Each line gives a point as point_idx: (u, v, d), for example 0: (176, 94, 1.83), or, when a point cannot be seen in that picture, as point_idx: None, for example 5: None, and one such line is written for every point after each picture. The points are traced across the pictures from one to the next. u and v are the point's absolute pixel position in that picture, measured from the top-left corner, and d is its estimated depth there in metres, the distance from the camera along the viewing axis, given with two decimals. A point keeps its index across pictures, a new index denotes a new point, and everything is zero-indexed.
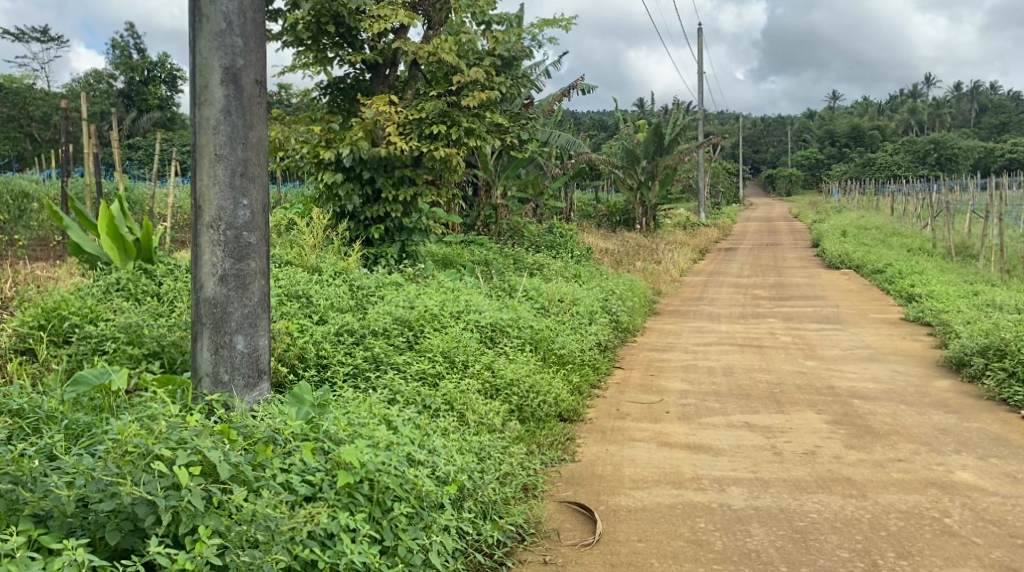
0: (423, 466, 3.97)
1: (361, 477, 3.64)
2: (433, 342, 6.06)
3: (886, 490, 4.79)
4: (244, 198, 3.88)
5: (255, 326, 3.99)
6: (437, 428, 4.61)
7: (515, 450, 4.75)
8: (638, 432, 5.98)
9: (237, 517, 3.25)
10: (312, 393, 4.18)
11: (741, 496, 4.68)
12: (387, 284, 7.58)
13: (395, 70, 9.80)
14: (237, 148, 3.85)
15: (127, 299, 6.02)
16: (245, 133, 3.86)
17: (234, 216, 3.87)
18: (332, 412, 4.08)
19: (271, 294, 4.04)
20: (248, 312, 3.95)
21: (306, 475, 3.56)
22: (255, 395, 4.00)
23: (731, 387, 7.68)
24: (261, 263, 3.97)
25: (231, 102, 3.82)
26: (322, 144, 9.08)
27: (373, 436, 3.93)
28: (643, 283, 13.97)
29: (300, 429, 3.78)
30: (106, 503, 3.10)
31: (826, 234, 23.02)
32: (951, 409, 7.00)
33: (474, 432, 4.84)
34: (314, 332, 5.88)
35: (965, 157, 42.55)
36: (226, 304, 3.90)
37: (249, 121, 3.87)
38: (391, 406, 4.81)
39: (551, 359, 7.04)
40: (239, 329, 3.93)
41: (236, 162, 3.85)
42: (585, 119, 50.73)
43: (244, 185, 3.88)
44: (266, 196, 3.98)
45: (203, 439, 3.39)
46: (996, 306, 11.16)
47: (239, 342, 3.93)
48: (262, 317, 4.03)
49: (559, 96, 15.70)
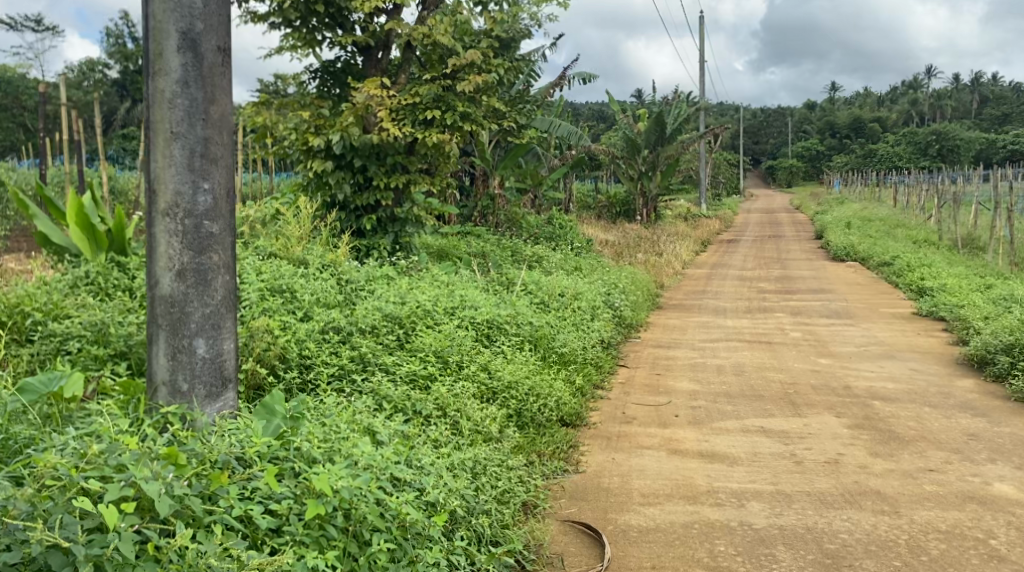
0: (410, 489, 3.56)
1: (335, 506, 3.22)
2: (425, 340, 5.64)
3: (922, 506, 4.39)
4: (204, 181, 3.45)
5: (220, 329, 3.56)
6: (426, 440, 4.20)
7: (513, 463, 4.33)
8: (646, 438, 5.55)
9: (176, 565, 2.84)
10: (286, 402, 3.74)
11: (763, 512, 4.27)
12: (378, 277, 7.16)
13: (388, 53, 9.33)
14: (195, 125, 3.41)
15: (96, 295, 5.56)
16: (205, 107, 3.42)
17: (193, 202, 3.43)
18: (306, 426, 3.66)
19: (238, 290, 3.61)
20: (211, 312, 3.51)
21: (270, 505, 3.17)
22: (218, 406, 3.57)
23: (743, 387, 7.26)
24: (224, 256, 3.53)
25: (190, 71, 3.39)
26: (311, 130, 8.64)
27: (352, 453, 3.53)
28: (646, 276, 13.54)
29: (267, 447, 3.38)
30: (10, 553, 2.69)
31: (830, 226, 22.56)
32: (978, 412, 6.61)
33: (468, 443, 4.43)
34: (297, 329, 5.46)
35: (968, 148, 41.91)
36: (184, 304, 3.47)
37: (210, 94, 3.43)
38: (378, 413, 4.40)
39: (552, 359, 6.62)
40: (199, 332, 3.50)
41: (195, 140, 3.41)
42: (585, 110, 50.33)
43: (204, 167, 3.44)
44: (232, 179, 3.55)
45: (140, 466, 2.98)
46: (1014, 301, 10.76)
47: (200, 346, 3.50)
48: (228, 316, 3.61)
49: (556, 86, 15.24)
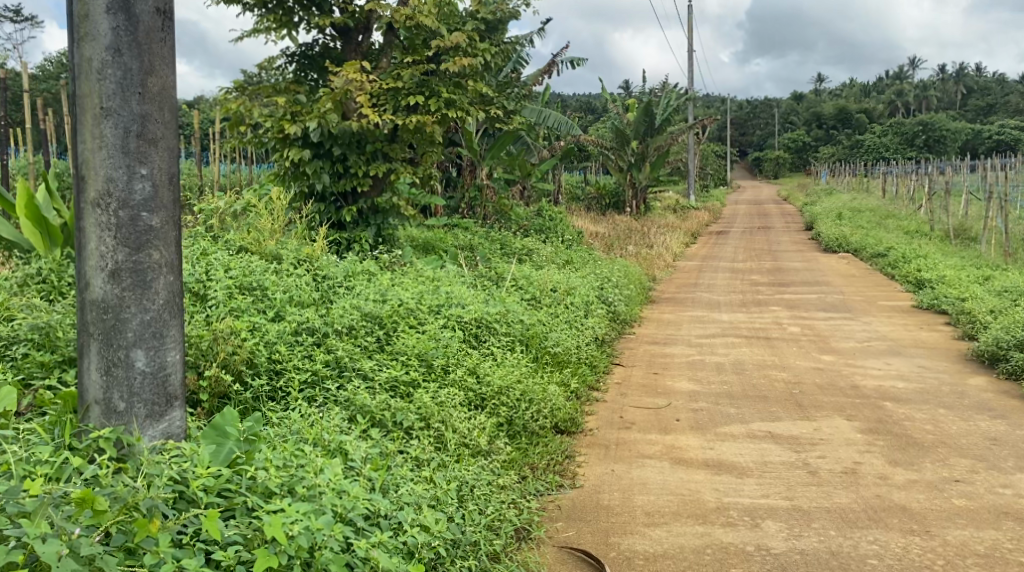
0: (386, 527, 3.19)
1: (291, 557, 2.88)
2: (407, 342, 5.21)
3: (954, 524, 4.01)
4: (141, 166, 3.03)
5: (163, 338, 3.14)
6: (405, 458, 3.79)
7: (503, 484, 3.93)
8: (646, 446, 5.14)
9: None
10: (240, 423, 3.35)
11: (780, 534, 3.88)
12: (357, 273, 6.71)
13: (369, 36, 8.87)
14: (129, 99, 2.99)
15: (48, 295, 5.07)
16: (141, 79, 3.00)
17: (128, 191, 3.01)
18: (262, 454, 3.28)
19: (185, 292, 3.20)
20: (152, 319, 3.10)
21: (213, 555, 2.83)
22: (162, 427, 3.17)
23: (745, 387, 6.85)
24: (167, 254, 3.11)
25: (122, 37, 2.96)
26: (287, 117, 8.17)
27: (317, 485, 3.18)
28: (639, 269, 13.12)
29: (214, 480, 3.04)
30: None
31: (820, 217, 22.19)
32: (997, 413, 6.23)
33: (452, 459, 4.02)
34: (268, 330, 5.06)
35: (953, 137, 41.58)
36: (119, 309, 3.06)
37: (147, 64, 3.00)
38: (352, 427, 3.99)
39: (544, 359, 6.23)
40: (137, 342, 3.09)
41: (128, 118, 2.99)
42: (573, 102, 49.78)
43: (142, 150, 3.02)
44: (175, 163, 3.13)
45: (38, 521, 2.64)
46: (1018, 293, 10.42)
47: (138, 359, 3.09)
48: (175, 321, 3.20)
49: (543, 73, 14.79)
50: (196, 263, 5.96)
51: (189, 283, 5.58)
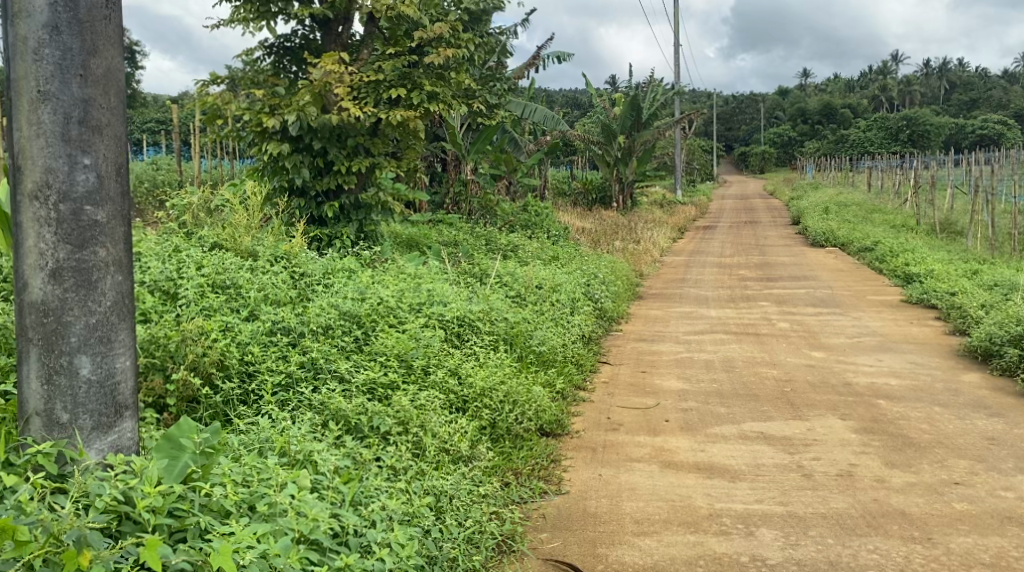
0: (354, 547, 3.02)
1: None
2: (386, 343, 4.99)
3: (955, 531, 3.86)
4: (84, 155, 2.83)
5: (111, 344, 2.94)
6: (380, 467, 3.61)
7: (483, 495, 3.75)
8: (635, 449, 4.95)
9: None
10: (196, 434, 3.14)
11: (775, 543, 3.72)
12: (337, 270, 6.48)
13: (349, 27, 8.65)
14: (70, 82, 2.80)
15: (8, 296, 4.84)
16: (83, 60, 2.81)
17: (70, 182, 2.81)
18: (219, 471, 3.13)
19: (136, 292, 3.00)
20: (97, 322, 2.90)
21: None
22: (110, 440, 2.97)
23: (735, 386, 6.67)
24: (114, 253, 2.91)
25: (61, 14, 2.78)
26: (265, 111, 7.94)
27: (277, 503, 3.05)
28: (626, 265, 12.92)
29: (162, 500, 2.87)
30: None
31: (807, 212, 22.06)
32: (993, 411, 6.07)
33: (431, 469, 3.83)
34: (241, 330, 4.86)
35: (937, 132, 41.59)
36: (61, 312, 2.85)
37: (90, 44, 2.82)
38: (324, 435, 3.79)
39: (529, 359, 6.03)
40: (81, 348, 2.89)
41: (70, 103, 2.80)
42: (559, 97, 49.56)
43: (85, 137, 2.83)
44: (123, 153, 2.93)
45: None
46: (1008, 288, 10.30)
47: (83, 366, 2.89)
48: (124, 323, 3.00)
49: (528, 67, 14.59)
50: (167, 260, 5.73)
51: (159, 282, 5.36)
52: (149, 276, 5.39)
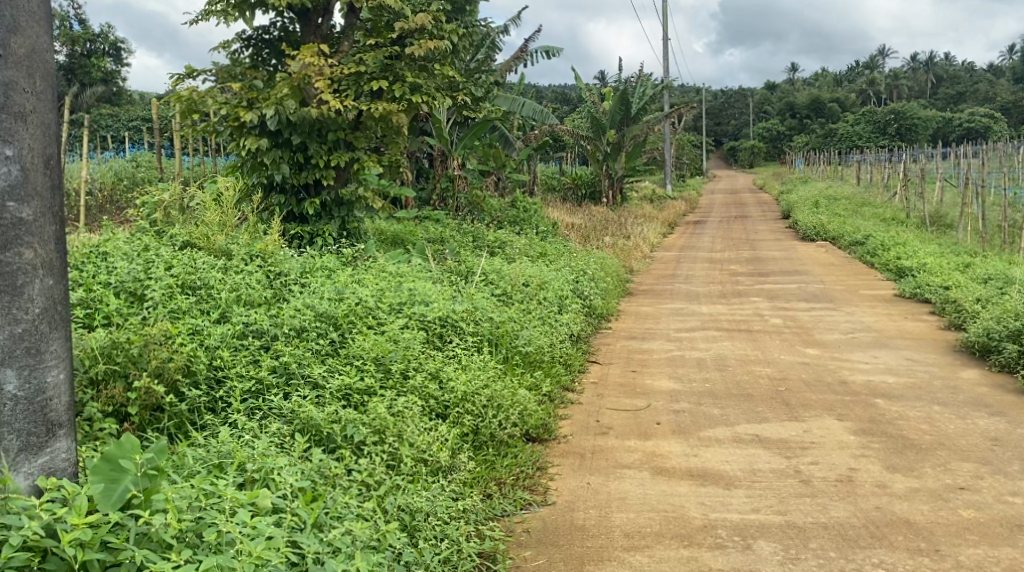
0: None
1: None
2: (363, 345, 4.76)
3: (964, 542, 3.69)
4: (8, 146, 2.81)
5: (41, 356, 2.92)
6: (351, 485, 3.45)
7: (460, 513, 3.60)
8: (625, 455, 4.73)
9: None
10: (139, 455, 2.97)
11: (774, 557, 3.57)
12: (315, 270, 6.23)
13: (329, 18, 8.40)
14: None
15: None
16: (4, 40, 2.80)
17: None
18: (161, 494, 2.96)
19: (65, 297, 2.97)
20: (24, 331, 2.88)
21: None
22: (41, 459, 2.93)
23: (729, 385, 6.44)
24: (41, 254, 2.89)
25: None
26: (242, 105, 7.66)
27: (224, 534, 2.90)
28: (615, 261, 12.69)
29: (91, 532, 2.75)
30: None
31: (797, 206, 21.87)
32: (995, 410, 5.86)
33: (407, 485, 3.64)
34: (210, 333, 4.61)
35: (925, 126, 41.43)
36: None
37: (11, 24, 2.81)
38: (293, 452, 3.58)
39: (514, 360, 5.80)
40: (9, 362, 2.86)
41: None
42: (547, 93, 49.21)
43: (10, 125, 2.81)
44: (50, 145, 2.91)
45: None
46: (1003, 281, 10.11)
47: (9, 381, 2.86)
48: (57, 333, 2.97)
49: (515, 62, 14.32)
50: (135, 260, 5.48)
51: (126, 283, 5.09)
52: (115, 277, 5.12)
